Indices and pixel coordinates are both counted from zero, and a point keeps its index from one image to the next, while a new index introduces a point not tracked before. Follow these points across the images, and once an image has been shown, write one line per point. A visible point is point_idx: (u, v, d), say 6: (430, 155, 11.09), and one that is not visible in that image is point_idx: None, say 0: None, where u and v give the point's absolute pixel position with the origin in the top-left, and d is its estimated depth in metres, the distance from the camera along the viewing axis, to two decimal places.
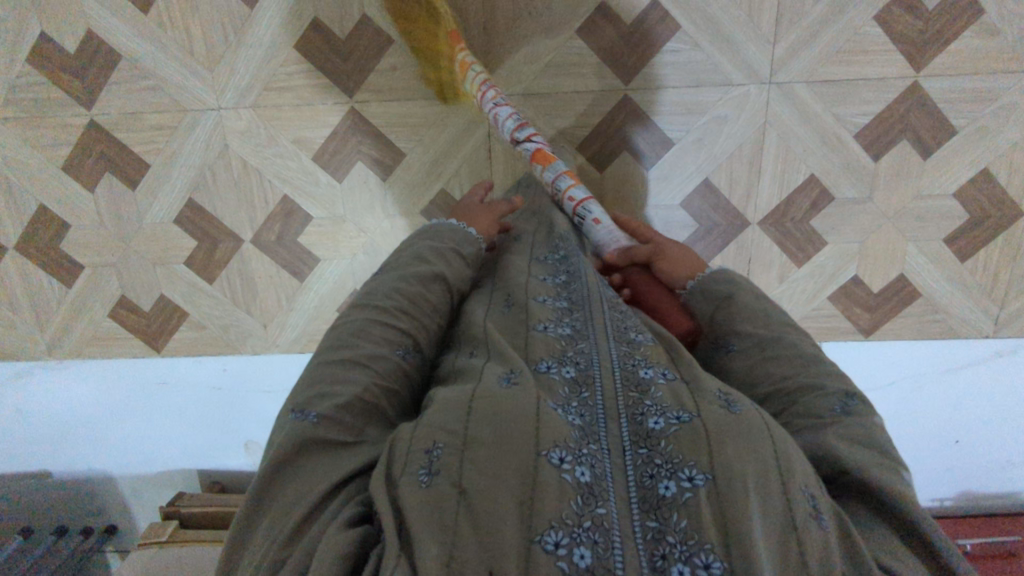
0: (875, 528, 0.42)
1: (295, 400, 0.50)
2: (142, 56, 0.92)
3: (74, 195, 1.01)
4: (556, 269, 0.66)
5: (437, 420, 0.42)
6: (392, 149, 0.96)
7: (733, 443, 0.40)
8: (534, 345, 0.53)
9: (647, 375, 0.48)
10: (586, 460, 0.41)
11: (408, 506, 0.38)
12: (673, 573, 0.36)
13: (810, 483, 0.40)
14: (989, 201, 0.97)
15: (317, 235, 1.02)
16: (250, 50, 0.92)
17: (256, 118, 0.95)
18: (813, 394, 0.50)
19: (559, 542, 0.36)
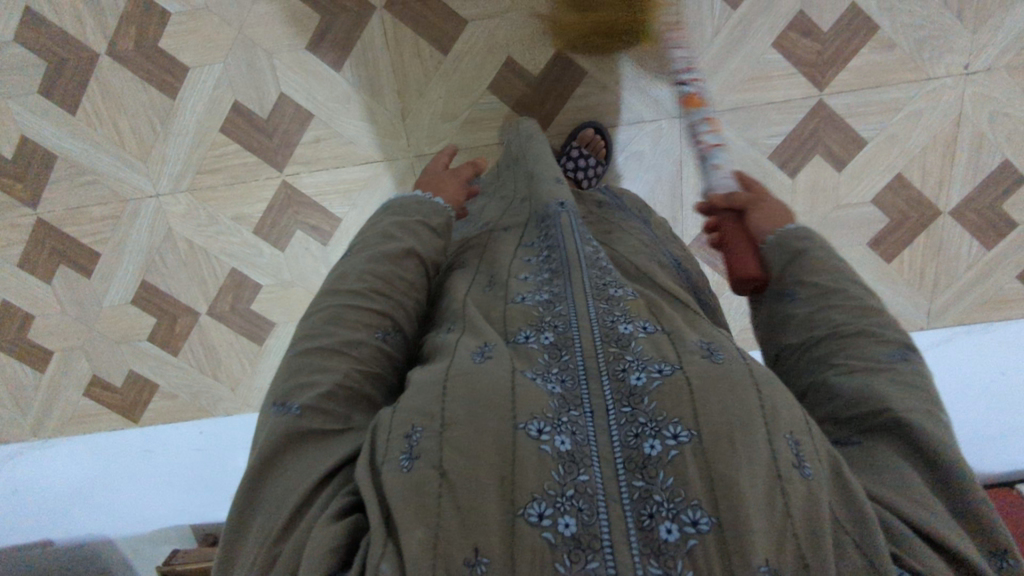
0: (901, 470, 0.37)
1: (276, 388, 0.44)
2: (78, 154, 0.96)
3: (33, 288, 1.05)
4: (536, 243, 0.58)
5: (412, 403, 0.38)
6: (327, 215, 1.00)
7: (722, 392, 0.36)
8: (512, 317, 0.48)
9: (627, 330, 0.44)
10: (566, 428, 0.37)
11: (390, 493, 0.34)
12: (661, 531, 0.33)
13: (799, 427, 0.36)
14: (909, 204, 1.00)
15: (270, 302, 1.06)
16: (178, 137, 0.95)
17: (195, 200, 0.99)
18: (866, 338, 0.43)
19: (542, 513, 0.33)
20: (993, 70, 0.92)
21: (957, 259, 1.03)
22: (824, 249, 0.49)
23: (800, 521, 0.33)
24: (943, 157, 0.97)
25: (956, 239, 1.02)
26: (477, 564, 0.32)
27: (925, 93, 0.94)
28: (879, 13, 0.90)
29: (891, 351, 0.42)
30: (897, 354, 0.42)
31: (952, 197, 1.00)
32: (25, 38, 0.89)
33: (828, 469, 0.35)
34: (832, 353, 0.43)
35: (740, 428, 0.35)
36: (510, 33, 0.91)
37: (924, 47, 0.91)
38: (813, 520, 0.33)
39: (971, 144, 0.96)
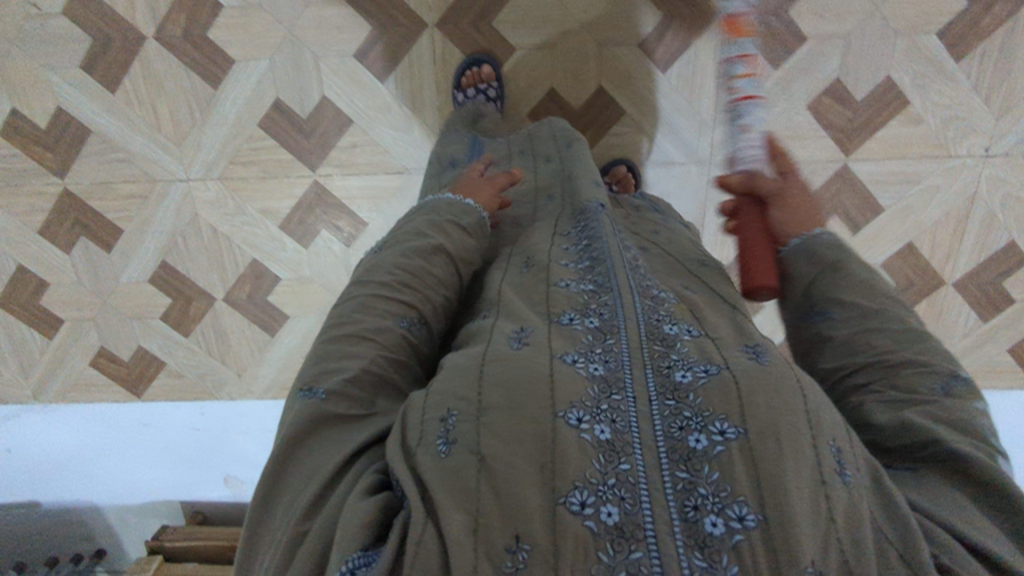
0: (948, 496, 0.35)
1: (302, 378, 0.44)
2: (112, 131, 0.96)
3: (51, 256, 1.05)
4: (576, 236, 0.61)
5: (449, 387, 0.38)
6: (355, 218, 1.01)
7: (763, 394, 0.35)
8: (555, 301, 0.49)
9: (670, 329, 0.44)
10: (607, 416, 0.36)
11: (428, 480, 0.34)
12: (706, 525, 0.32)
13: (839, 436, 0.35)
14: (915, 271, 1.04)
15: (287, 295, 1.08)
16: (216, 127, 0.96)
17: (225, 189, 1.00)
18: (874, 332, 0.44)
19: (585, 502, 0.32)
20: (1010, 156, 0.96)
21: (953, 329, 1.08)
22: (857, 266, 0.48)
23: (832, 518, 0.32)
24: (953, 231, 1.01)
25: (953, 309, 1.06)
26: (518, 549, 0.31)
27: (944, 170, 0.97)
28: (913, 88, 0.93)
29: (936, 378, 0.40)
30: (940, 388, 0.40)
31: (956, 269, 1.04)
32: (73, 12, 0.89)
33: (860, 473, 0.35)
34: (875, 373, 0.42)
35: (785, 428, 0.34)
36: (556, 64, 0.92)
37: (950, 126, 0.94)
38: (854, 520, 0.32)
39: (981, 222, 1.00)
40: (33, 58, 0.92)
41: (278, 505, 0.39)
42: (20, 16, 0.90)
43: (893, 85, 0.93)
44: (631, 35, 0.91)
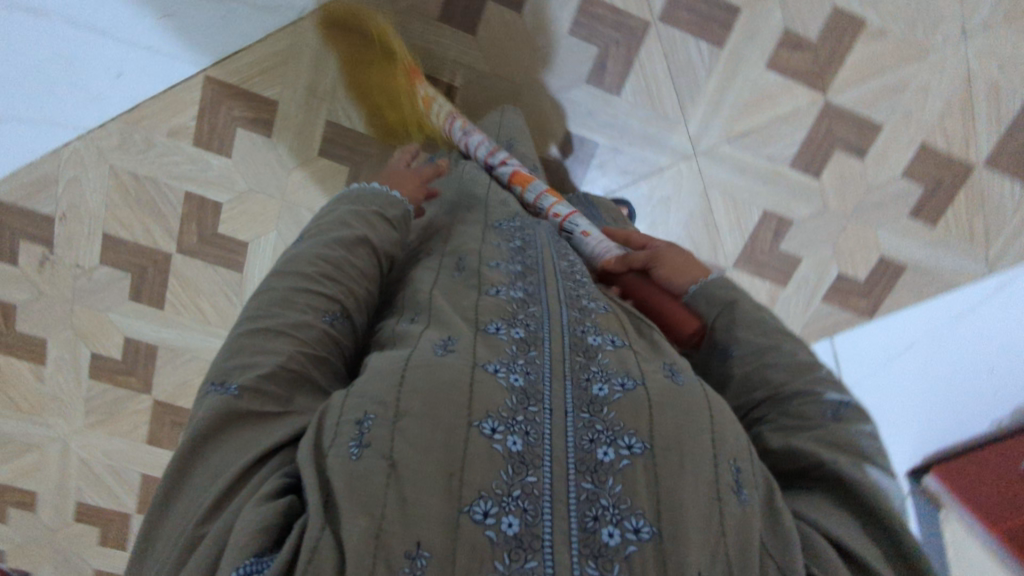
0: (840, 514, 0.48)
1: (213, 369, 0.52)
2: (177, 338, 1.07)
3: (161, 460, 1.15)
4: (508, 232, 0.71)
5: (367, 393, 0.46)
6: None
7: (671, 415, 0.47)
8: (483, 309, 0.57)
9: (594, 343, 0.53)
10: (520, 429, 0.44)
11: (337, 477, 0.42)
12: (603, 534, 0.41)
13: (739, 456, 0.47)
14: (941, 166, 1.03)
15: None
16: None
17: None
18: (802, 400, 0.54)
19: (486, 511, 0.40)
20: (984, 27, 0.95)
21: (1002, 205, 1.05)
22: (748, 305, 0.61)
23: (728, 538, 0.42)
24: (962, 114, 1.00)
25: (996, 186, 1.04)
26: (417, 556, 0.38)
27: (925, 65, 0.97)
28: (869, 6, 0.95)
29: (828, 406, 0.53)
30: (829, 412, 0.53)
31: (982, 146, 1.02)
32: (109, 258, 1.00)
33: (751, 494, 0.46)
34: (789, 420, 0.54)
35: (687, 453, 0.45)
36: None
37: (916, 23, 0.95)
38: (744, 534, 0.43)
39: (987, 94, 0.99)
40: (93, 307, 1.04)
41: (180, 500, 0.46)
42: (70, 277, 1.01)
43: (844, 11, 0.94)
44: (577, 76, 0.95)
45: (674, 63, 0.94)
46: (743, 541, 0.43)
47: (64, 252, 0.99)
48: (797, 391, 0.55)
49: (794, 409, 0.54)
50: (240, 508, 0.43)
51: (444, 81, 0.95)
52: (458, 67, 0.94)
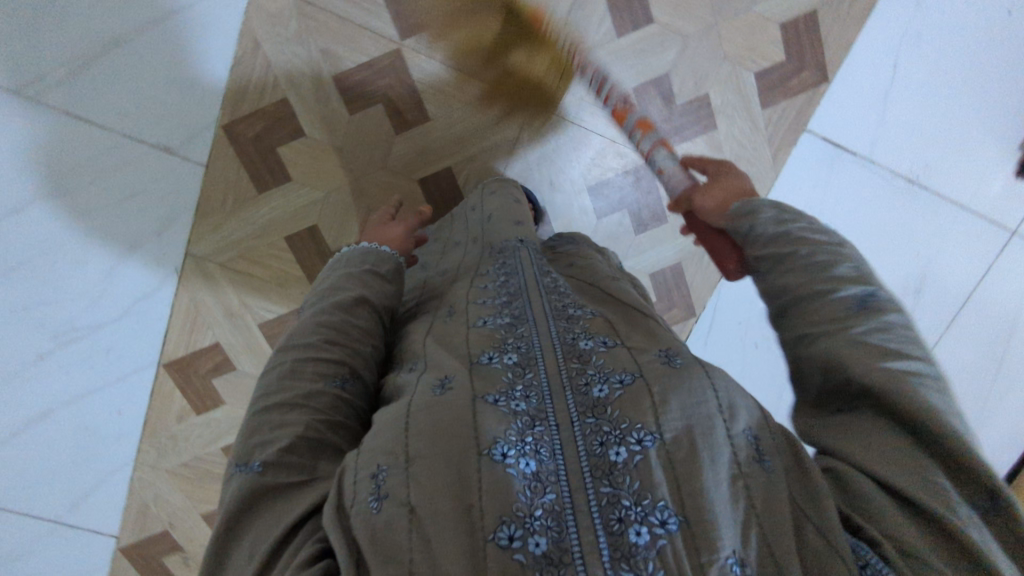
0: (896, 445, 0.40)
1: (235, 453, 0.46)
2: None
3: None
4: (493, 271, 0.62)
5: (375, 444, 0.40)
6: None
7: (677, 396, 0.40)
8: (473, 341, 0.49)
9: (586, 348, 0.47)
10: (531, 448, 0.39)
11: (363, 537, 0.36)
12: (630, 535, 0.35)
13: (753, 424, 0.41)
14: None
15: None
16: None
17: None
18: (827, 303, 0.47)
19: (512, 535, 0.35)
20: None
21: None
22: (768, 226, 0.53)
23: (756, 511, 0.37)
24: None
25: None
26: None
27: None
28: None
29: (850, 302, 0.46)
30: (857, 305, 0.46)
31: None
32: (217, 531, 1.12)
33: (773, 455, 0.40)
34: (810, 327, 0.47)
35: (698, 428, 0.39)
36: None
37: None
38: (769, 502, 0.38)
39: None
40: None
41: None
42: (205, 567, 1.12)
43: None
44: (389, 134, 0.97)
45: (449, 59, 0.96)
46: (769, 505, 0.38)
47: (190, 546, 1.11)
48: (826, 290, 0.47)
49: (821, 309, 0.47)
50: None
51: (302, 228, 0.99)
52: (308, 205, 0.98)
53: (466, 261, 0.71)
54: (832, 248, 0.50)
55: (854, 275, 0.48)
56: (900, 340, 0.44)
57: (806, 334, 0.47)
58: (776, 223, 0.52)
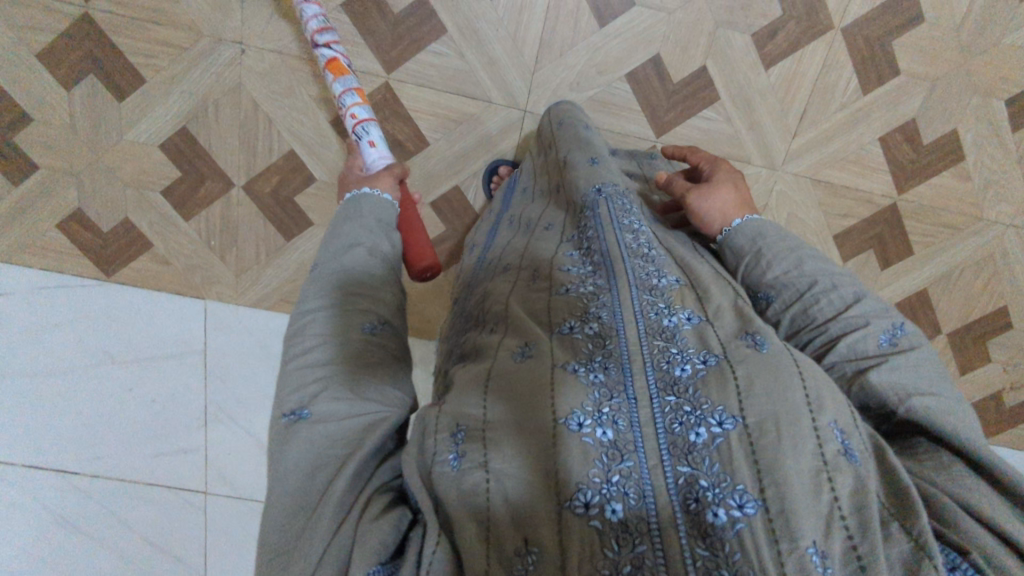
0: (956, 470, 0.43)
1: (287, 395, 0.47)
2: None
3: None
4: (572, 235, 0.63)
5: (472, 402, 0.45)
6: (886, 153, 0.97)
7: (761, 382, 0.41)
8: (558, 307, 0.52)
9: (670, 325, 0.48)
10: (608, 419, 0.41)
11: (449, 490, 0.41)
12: (711, 514, 0.37)
13: (842, 421, 0.42)
14: None
15: (1013, 81, 0.93)
16: (956, 265, 1.03)
17: (983, 208, 1.00)
18: (857, 330, 0.52)
19: (586, 501, 0.38)
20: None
21: None
22: (777, 249, 0.60)
23: (844, 509, 0.38)
24: None
25: None
26: (529, 551, 0.38)
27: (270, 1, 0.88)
28: (305, 126, 0.94)
29: (876, 334, 0.52)
30: (886, 339, 0.52)
31: None
32: (987, 377, 1.07)
33: (859, 450, 0.41)
34: (843, 359, 0.52)
35: (783, 414, 0.40)
36: None
37: (273, 75, 0.91)
38: (863, 498, 0.38)
39: None
40: None
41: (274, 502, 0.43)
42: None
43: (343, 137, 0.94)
44: None
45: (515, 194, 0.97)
46: (859, 512, 0.38)
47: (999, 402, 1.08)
48: (841, 330, 0.54)
49: (846, 347, 0.52)
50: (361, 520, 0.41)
51: None
52: None
53: (549, 214, 0.70)
54: (850, 288, 0.56)
55: (864, 297, 0.56)
56: (918, 378, 0.49)
57: (821, 355, 0.54)
58: (790, 259, 0.59)
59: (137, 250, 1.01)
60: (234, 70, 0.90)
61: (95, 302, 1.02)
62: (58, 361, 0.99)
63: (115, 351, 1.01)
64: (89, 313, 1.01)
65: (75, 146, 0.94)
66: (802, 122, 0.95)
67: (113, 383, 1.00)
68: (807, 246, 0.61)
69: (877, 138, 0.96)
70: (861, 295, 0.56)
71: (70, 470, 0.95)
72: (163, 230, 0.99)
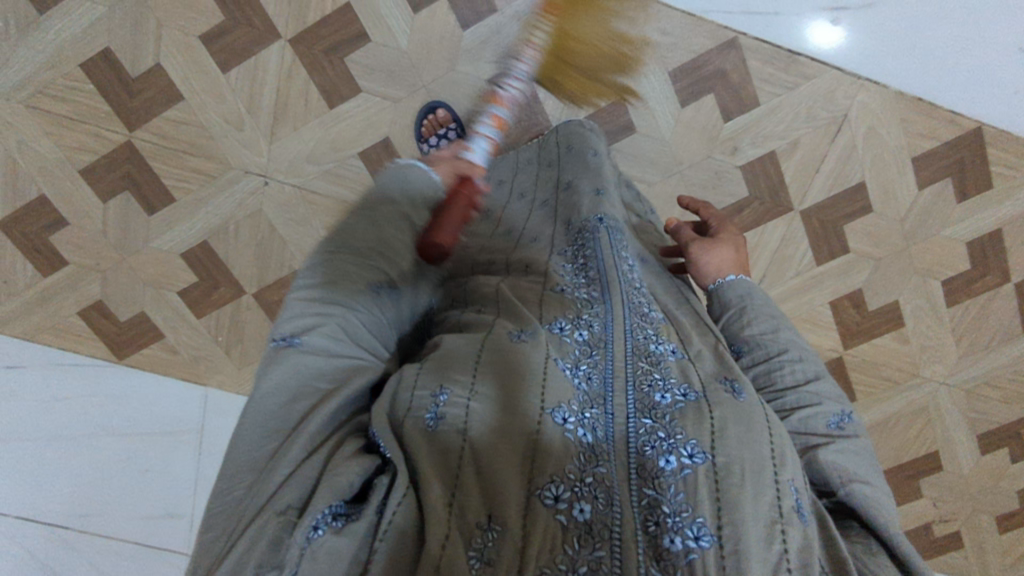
0: (888, 564, 0.46)
1: (285, 318, 0.45)
2: (963, 436, 1.13)
3: None
4: (574, 246, 0.66)
5: (459, 372, 0.46)
6: (837, 314, 1.06)
7: (734, 429, 0.44)
8: (551, 309, 0.55)
9: (656, 351, 0.52)
10: (589, 423, 0.44)
11: (423, 448, 0.41)
12: (667, 541, 0.38)
13: (798, 482, 0.44)
14: (325, 54, 0.92)
15: (948, 265, 1.04)
16: (894, 413, 1.12)
17: (920, 366, 1.10)
18: (816, 408, 0.54)
19: (558, 494, 0.39)
20: (230, 133, 0.96)
21: None
22: (760, 310, 0.62)
23: (790, 563, 0.40)
24: (279, 88, 0.94)
25: None
26: (492, 526, 0.37)
27: (294, 142, 0.96)
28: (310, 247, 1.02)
29: (828, 415, 0.54)
30: (835, 421, 0.54)
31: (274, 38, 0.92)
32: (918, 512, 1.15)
33: (808, 511, 0.44)
34: (793, 431, 0.53)
35: (751, 463, 0.42)
36: None
37: (286, 204, 0.99)
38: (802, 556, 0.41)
39: (250, 88, 0.94)
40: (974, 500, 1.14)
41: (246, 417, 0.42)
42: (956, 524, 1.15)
43: None
44: None
45: None
46: (803, 564, 0.40)
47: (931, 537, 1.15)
48: (795, 402, 0.55)
49: (798, 420, 0.54)
50: (332, 465, 0.40)
51: None
52: None
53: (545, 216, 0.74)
54: (813, 365, 0.58)
55: (823, 376, 0.57)
56: (860, 466, 0.51)
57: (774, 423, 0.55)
58: (768, 321, 0.61)
59: (149, 338, 1.09)
60: (255, 198, 0.99)
61: (110, 383, 1.09)
62: (59, 424, 1.06)
63: (117, 426, 1.07)
64: (102, 392, 1.09)
65: (103, 248, 1.03)
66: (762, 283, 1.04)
67: (101, 450, 1.06)
68: (785, 314, 0.62)
69: (829, 302, 1.05)
70: (821, 374, 0.57)
71: (52, 522, 1.02)
72: (174, 323, 1.08)
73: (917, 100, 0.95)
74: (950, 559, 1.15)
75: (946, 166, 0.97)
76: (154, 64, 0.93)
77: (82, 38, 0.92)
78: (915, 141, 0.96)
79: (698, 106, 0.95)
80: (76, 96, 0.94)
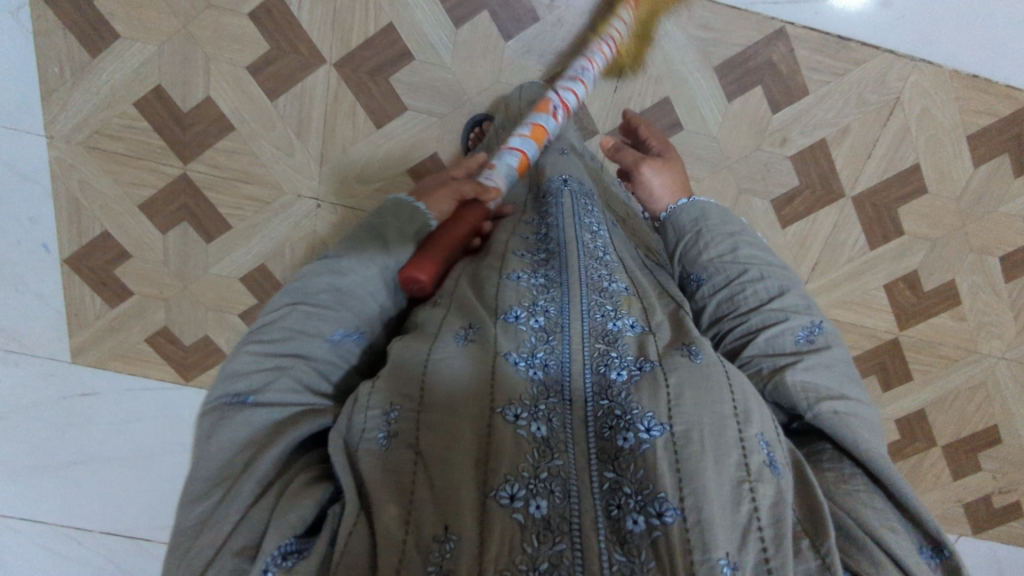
0: (863, 486, 0.45)
1: (223, 381, 0.45)
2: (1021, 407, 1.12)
3: None
4: (533, 226, 0.65)
5: (403, 379, 0.47)
6: (892, 296, 1.05)
7: (688, 396, 0.44)
8: (504, 296, 0.53)
9: (614, 329, 0.51)
10: (541, 415, 0.44)
11: (375, 468, 0.42)
12: (629, 521, 0.40)
13: (767, 434, 0.45)
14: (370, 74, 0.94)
15: (1006, 241, 1.02)
16: (951, 390, 1.11)
17: (979, 342, 1.08)
18: (778, 324, 0.52)
19: (513, 495, 0.40)
20: (281, 159, 0.98)
21: None
22: (715, 228, 0.59)
23: (762, 521, 0.41)
24: (327, 111, 0.96)
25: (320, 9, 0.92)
26: (447, 537, 0.39)
27: (343, 162, 0.98)
28: None
29: (792, 330, 0.52)
30: (802, 334, 0.51)
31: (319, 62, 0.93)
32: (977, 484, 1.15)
33: (782, 463, 0.45)
34: (760, 354, 0.51)
35: (706, 429, 0.43)
36: None
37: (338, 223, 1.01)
38: (773, 513, 0.41)
39: (299, 113, 0.96)
40: None
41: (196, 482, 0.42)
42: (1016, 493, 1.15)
43: None
44: None
45: None
46: (776, 525, 0.41)
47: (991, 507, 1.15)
48: (761, 323, 0.53)
49: (764, 341, 0.52)
50: (276, 508, 0.41)
51: None
52: None
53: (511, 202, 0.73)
54: (775, 279, 0.55)
55: (788, 289, 0.54)
56: (834, 376, 0.50)
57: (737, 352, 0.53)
58: (724, 241, 0.58)
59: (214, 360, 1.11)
60: (310, 220, 1.01)
61: (179, 405, 1.11)
62: (137, 446, 1.10)
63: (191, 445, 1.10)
64: (171, 414, 1.11)
65: (165, 277, 1.06)
66: (814, 269, 1.04)
67: (178, 470, 1.10)
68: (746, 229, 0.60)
69: (883, 285, 1.04)
70: (786, 287, 0.54)
71: (141, 536, 1.09)
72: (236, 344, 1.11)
73: (973, 77, 0.93)
74: (1011, 529, 1.15)
75: (1003, 142, 0.95)
76: (205, 98, 0.95)
77: (135, 78, 0.94)
78: (970, 118, 0.94)
79: (746, 99, 0.93)
80: (133, 134, 0.96)
